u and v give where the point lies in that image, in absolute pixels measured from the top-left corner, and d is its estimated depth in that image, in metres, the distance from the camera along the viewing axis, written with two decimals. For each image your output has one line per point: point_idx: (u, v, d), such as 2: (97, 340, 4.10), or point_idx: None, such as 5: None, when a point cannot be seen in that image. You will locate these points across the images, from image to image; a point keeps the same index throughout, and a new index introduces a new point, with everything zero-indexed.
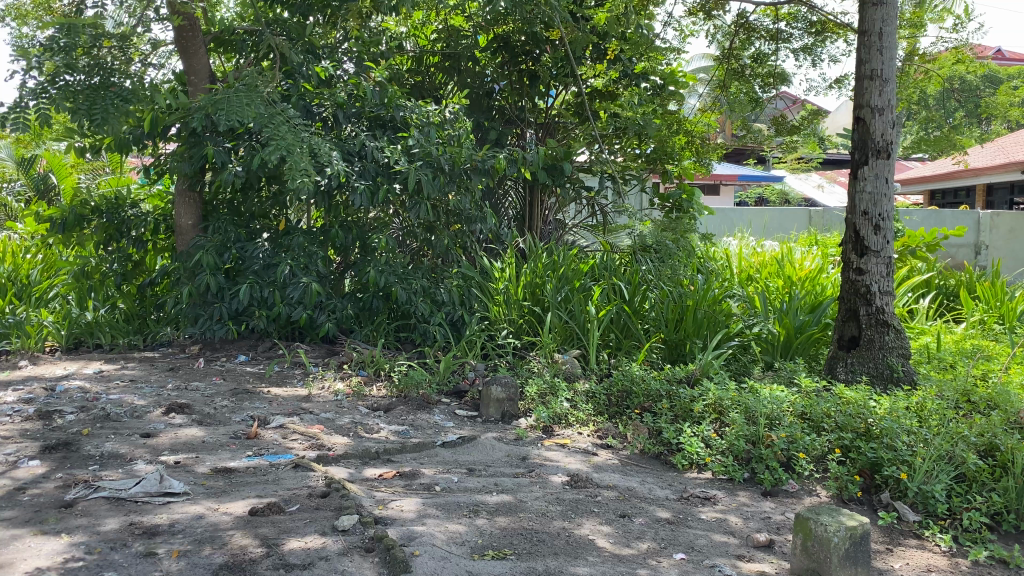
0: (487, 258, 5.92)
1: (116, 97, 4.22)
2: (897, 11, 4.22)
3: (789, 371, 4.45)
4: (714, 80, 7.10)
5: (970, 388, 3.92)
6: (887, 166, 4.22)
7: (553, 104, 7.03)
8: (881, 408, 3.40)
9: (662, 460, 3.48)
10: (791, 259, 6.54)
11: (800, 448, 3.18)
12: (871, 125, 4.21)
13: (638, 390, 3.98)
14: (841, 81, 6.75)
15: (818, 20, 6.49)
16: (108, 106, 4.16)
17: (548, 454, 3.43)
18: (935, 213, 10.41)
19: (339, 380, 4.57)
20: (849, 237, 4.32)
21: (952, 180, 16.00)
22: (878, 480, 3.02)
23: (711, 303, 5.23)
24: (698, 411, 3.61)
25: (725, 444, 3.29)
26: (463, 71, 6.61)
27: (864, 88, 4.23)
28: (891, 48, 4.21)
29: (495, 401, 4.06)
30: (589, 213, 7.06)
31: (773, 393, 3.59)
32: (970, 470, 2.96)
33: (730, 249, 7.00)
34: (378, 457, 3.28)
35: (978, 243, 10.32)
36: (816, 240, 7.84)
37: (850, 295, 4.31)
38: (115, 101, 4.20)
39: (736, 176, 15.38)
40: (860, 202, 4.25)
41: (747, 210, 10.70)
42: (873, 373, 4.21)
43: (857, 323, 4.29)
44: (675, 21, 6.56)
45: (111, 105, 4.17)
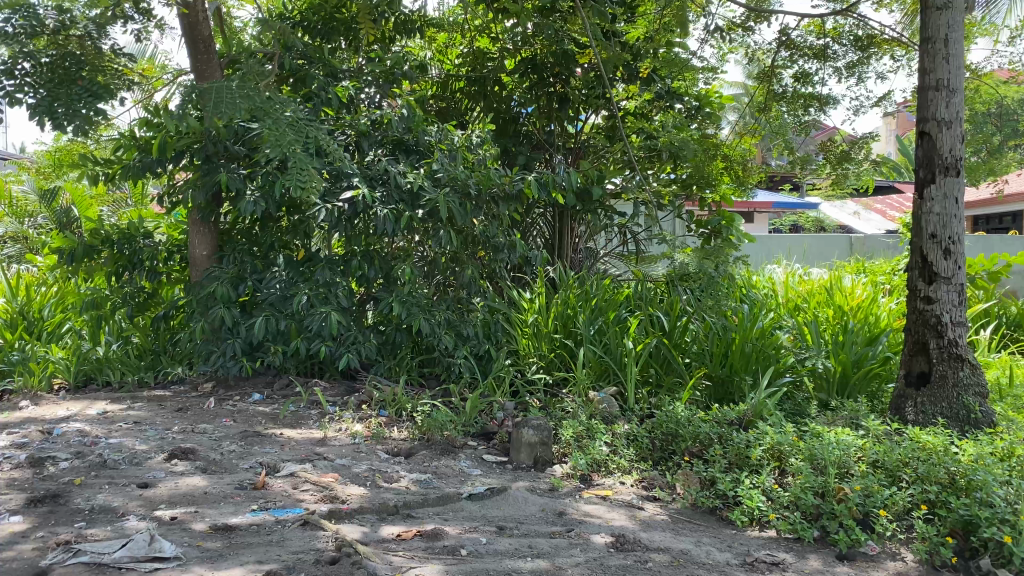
0: (516, 289, 5.57)
1: (84, 93, 3.63)
2: (963, 14, 3.87)
3: (851, 412, 4.04)
4: (753, 104, 6.75)
5: None
6: (956, 184, 3.84)
7: (582, 129, 6.72)
8: (965, 453, 2.98)
9: (717, 516, 3.08)
10: (840, 287, 6.15)
11: (879, 504, 2.78)
12: (937, 140, 3.84)
13: (684, 433, 3.59)
14: (890, 98, 6.36)
15: (865, 35, 6.10)
16: (75, 108, 3.57)
17: (588, 509, 3.05)
18: (985, 238, 9.92)
19: (357, 421, 4.23)
20: (915, 262, 3.93)
21: (997, 203, 15.40)
22: (975, 543, 2.62)
23: (759, 335, 4.84)
24: (756, 459, 3.22)
25: (789, 498, 2.90)
26: (489, 96, 6.31)
27: (928, 100, 3.88)
28: (958, 56, 3.85)
29: (526, 445, 3.69)
30: (621, 242, 6.70)
31: (839, 437, 3.19)
32: None
33: (774, 277, 6.61)
34: (397, 513, 2.92)
35: None
36: (863, 268, 7.41)
37: (918, 326, 3.91)
38: (84, 101, 3.62)
39: (772, 203, 14.97)
40: (927, 223, 3.87)
41: (786, 238, 10.29)
42: (948, 415, 3.79)
43: (926, 357, 3.88)
44: (713, 37, 6.23)
45: (80, 108, 3.59)
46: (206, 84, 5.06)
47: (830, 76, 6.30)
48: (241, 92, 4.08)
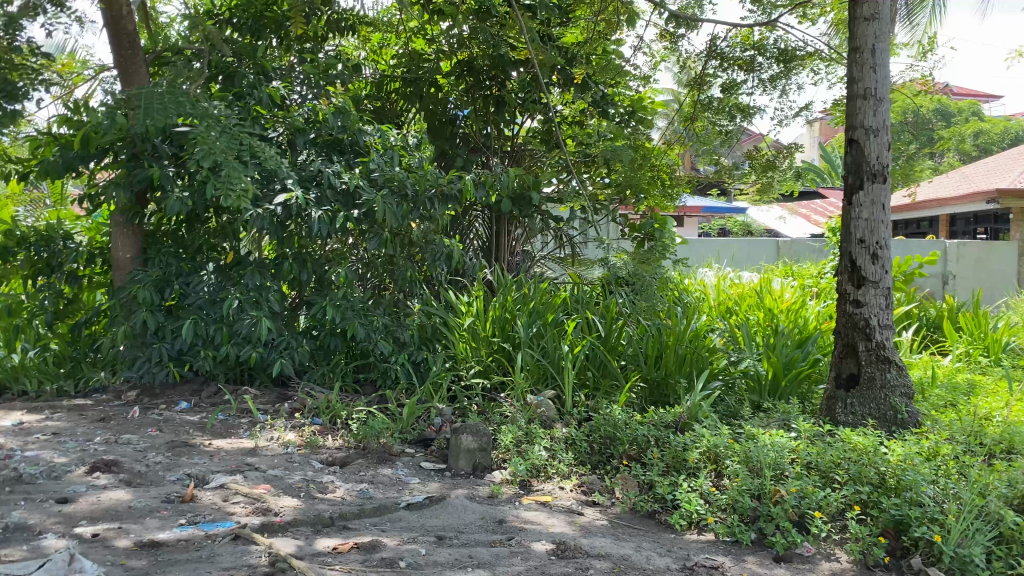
0: (452, 292, 5.51)
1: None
2: (888, 28, 3.98)
3: (783, 413, 4.12)
4: (681, 113, 6.86)
5: (980, 430, 3.62)
6: (883, 191, 3.94)
7: (518, 132, 6.70)
8: (894, 454, 3.06)
9: (656, 519, 3.08)
10: (770, 290, 6.28)
11: (814, 506, 2.83)
12: (865, 148, 3.94)
13: (622, 436, 3.60)
14: (811, 109, 6.53)
15: (789, 48, 6.24)
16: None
17: (528, 516, 3.02)
18: (903, 243, 10.26)
19: (290, 430, 4.12)
20: (844, 267, 4.02)
21: (914, 208, 16.00)
22: (905, 542, 2.68)
23: (693, 337, 4.89)
24: (694, 462, 3.24)
25: (727, 500, 2.92)
26: (426, 97, 6.21)
27: (856, 108, 3.97)
28: (884, 66, 3.95)
29: (465, 452, 3.65)
30: (557, 245, 6.69)
31: (773, 438, 3.23)
32: (1008, 529, 2.64)
33: (706, 281, 6.70)
34: (332, 525, 2.84)
35: (945, 273, 10.23)
36: (791, 271, 7.59)
37: (847, 329, 4.01)
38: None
39: (703, 208, 15.19)
40: (856, 229, 3.96)
41: (716, 241, 10.46)
42: (876, 416, 3.89)
43: (855, 359, 3.98)
44: (645, 45, 6.30)
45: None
46: (132, 83, 4.87)
47: (755, 88, 6.43)
48: (173, 95, 4.01)
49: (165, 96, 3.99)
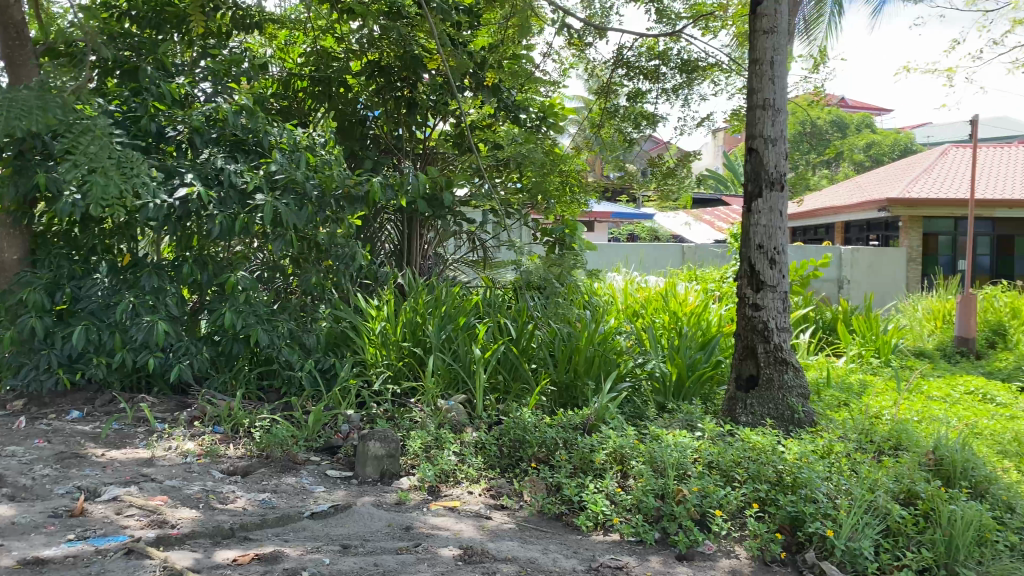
0: (362, 297, 5.41)
1: None
2: (786, 41, 4.14)
3: (687, 414, 4.22)
4: (588, 120, 6.98)
5: (871, 428, 3.79)
6: (781, 198, 4.09)
7: (430, 135, 6.66)
8: (790, 452, 3.18)
9: (563, 521, 3.11)
10: (675, 294, 6.43)
11: (715, 504, 2.90)
12: (764, 156, 4.08)
13: (531, 439, 3.62)
14: (711, 119, 6.72)
15: (691, 59, 6.42)
16: None
17: (435, 521, 3.00)
18: (802, 249, 10.61)
19: (189, 439, 3.97)
20: (744, 271, 4.15)
21: (812, 215, 16.68)
22: (800, 537, 2.78)
23: (602, 340, 4.95)
24: (601, 462, 3.29)
25: (632, 500, 2.97)
26: (335, 97, 6.08)
27: (755, 118, 4.11)
28: (782, 78, 4.10)
29: (372, 459, 3.59)
30: (469, 249, 6.69)
31: (677, 439, 3.31)
32: (895, 522, 2.77)
33: (615, 285, 6.81)
34: (233, 536, 2.75)
35: (841, 277, 10.66)
36: (696, 276, 7.79)
37: (747, 331, 4.13)
38: None
39: (612, 213, 15.42)
40: (755, 234, 4.09)
41: (625, 246, 10.63)
42: (775, 415, 4.02)
43: (755, 361, 4.11)
44: (554, 52, 6.36)
45: None
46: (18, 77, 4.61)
47: (659, 97, 6.58)
48: (46, 93, 3.83)
49: (37, 92, 3.81)
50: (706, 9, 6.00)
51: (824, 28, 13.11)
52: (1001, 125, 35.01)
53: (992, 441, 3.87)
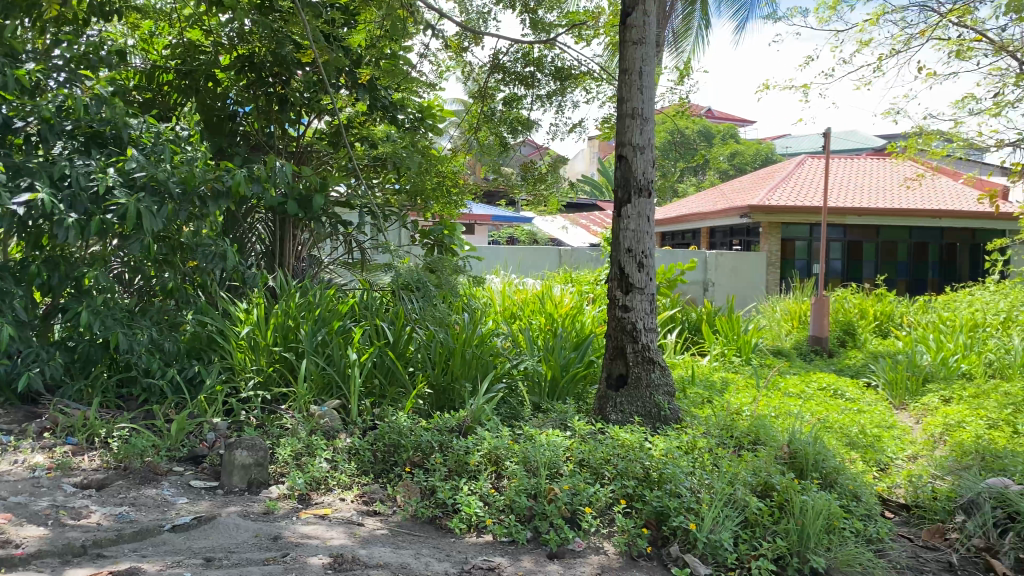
0: (231, 299, 5.21)
1: None
2: (654, 52, 4.28)
3: (560, 414, 4.29)
4: (465, 123, 7.01)
5: (732, 423, 3.97)
6: (649, 204, 4.22)
7: (303, 133, 6.49)
8: (657, 449, 3.29)
9: (436, 525, 3.10)
10: (551, 296, 6.54)
11: (585, 502, 2.96)
12: (632, 163, 4.20)
13: (405, 443, 3.59)
14: (584, 126, 6.88)
15: (564, 66, 6.54)
16: None
17: (305, 530, 2.93)
18: (670, 253, 11.01)
19: (38, 452, 3.72)
20: (614, 274, 4.27)
21: (681, 220, 17.30)
22: (665, 531, 2.88)
23: (479, 342, 4.96)
24: (475, 465, 3.30)
25: (505, 501, 3.00)
26: (202, 91, 5.82)
27: (625, 126, 4.23)
28: (650, 88, 4.24)
29: (239, 467, 3.47)
30: (344, 250, 6.58)
31: (550, 439, 3.37)
32: (752, 514, 2.90)
33: (492, 287, 6.85)
34: (85, 554, 2.60)
35: (706, 281, 11.13)
36: (570, 278, 7.95)
37: (617, 332, 4.25)
38: None
39: (491, 216, 15.51)
40: (625, 239, 4.21)
41: (503, 249, 10.71)
42: (643, 413, 4.15)
43: (624, 361, 4.23)
44: (431, 54, 6.34)
45: None
46: None
47: (534, 103, 6.69)
48: None
49: None
50: (580, 18, 6.14)
51: (692, 42, 13.66)
52: (851, 138, 37.50)
53: (840, 433, 4.13)
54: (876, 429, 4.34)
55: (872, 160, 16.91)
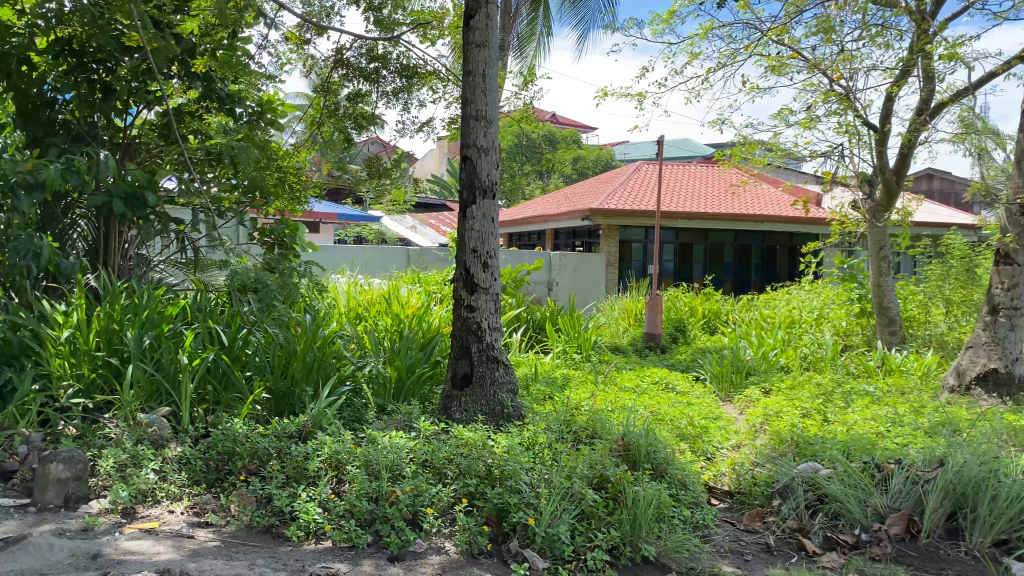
0: (47, 301, 4.83)
1: None
2: (497, 57, 4.33)
3: (404, 415, 4.26)
4: (308, 117, 6.83)
5: (572, 419, 4.08)
6: (493, 205, 4.28)
7: (132, 123, 6.10)
8: (498, 447, 3.34)
9: (273, 533, 3.00)
10: (397, 296, 6.49)
11: (426, 503, 2.96)
12: (477, 165, 4.23)
13: (241, 450, 3.45)
14: (430, 125, 6.87)
15: (410, 64, 6.51)
16: None
17: (129, 546, 2.76)
18: (516, 254, 11.18)
19: None
20: (459, 274, 4.28)
21: (527, 221, 17.62)
22: (505, 528, 2.92)
23: (321, 345, 4.85)
24: (314, 470, 3.21)
25: (344, 506, 2.94)
26: (14, 75, 5.34)
27: (469, 128, 4.25)
28: (494, 91, 4.29)
29: (55, 482, 3.22)
30: (177, 249, 6.25)
31: (392, 441, 3.34)
32: (589, 506, 2.99)
33: (337, 287, 6.72)
34: None
35: (550, 280, 11.38)
36: (418, 278, 7.92)
37: (462, 332, 4.27)
38: None
39: (337, 215, 15.18)
40: (469, 239, 4.23)
41: (348, 248, 10.50)
42: (486, 412, 4.18)
43: (469, 360, 4.25)
44: (271, 45, 6.12)
45: None
46: None
47: (379, 100, 6.61)
48: None
49: None
50: (424, 17, 6.13)
51: (536, 46, 13.90)
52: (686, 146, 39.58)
53: (671, 425, 4.35)
54: (703, 420, 4.60)
55: (703, 167, 17.91)
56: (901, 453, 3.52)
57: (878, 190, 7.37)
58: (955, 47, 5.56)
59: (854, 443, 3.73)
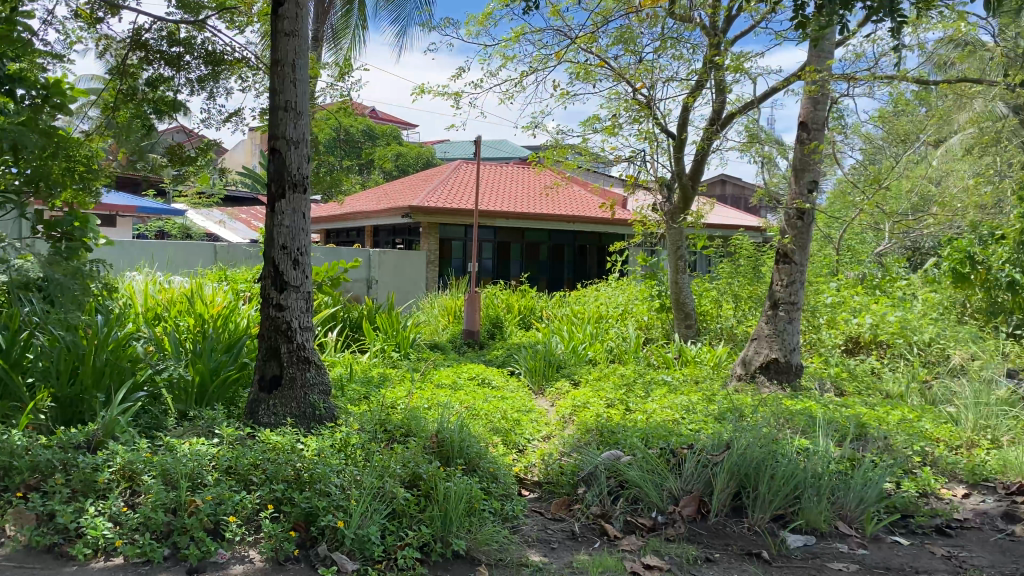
0: None
1: None
2: (307, 47, 4.21)
3: (207, 420, 4.05)
4: (102, 101, 6.34)
5: (385, 417, 4.05)
6: (303, 200, 4.16)
7: None
8: (308, 450, 3.25)
9: (55, 553, 2.75)
10: (202, 295, 6.17)
11: (229, 511, 2.82)
12: (286, 158, 4.10)
13: (18, 464, 3.14)
14: (239, 115, 6.57)
15: (216, 51, 6.20)
16: None
17: None
18: (333, 251, 10.94)
19: None
20: (268, 272, 4.13)
21: (344, 217, 17.31)
22: (313, 532, 2.85)
23: (114, 347, 4.52)
24: (104, 482, 2.99)
25: (138, 519, 2.75)
26: None
27: (278, 119, 4.11)
28: (303, 82, 4.17)
29: None
30: None
31: (193, 448, 3.17)
32: (400, 505, 2.98)
33: (135, 285, 6.29)
34: None
35: (369, 278, 11.24)
36: (226, 275, 7.57)
37: (271, 333, 4.12)
38: None
39: (137, 207, 14.20)
40: (278, 235, 4.09)
41: (149, 244, 9.85)
42: (296, 414, 4.07)
43: (278, 361, 4.11)
44: (57, 22, 5.62)
45: None
46: None
47: (183, 86, 6.24)
48: None
49: None
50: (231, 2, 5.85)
51: (351, 39, 13.69)
52: (502, 147, 40.43)
53: (484, 420, 4.42)
54: (516, 414, 4.71)
55: (519, 168, 18.32)
56: (694, 439, 3.78)
57: (676, 194, 7.74)
58: (741, 62, 6.02)
59: (653, 431, 3.95)
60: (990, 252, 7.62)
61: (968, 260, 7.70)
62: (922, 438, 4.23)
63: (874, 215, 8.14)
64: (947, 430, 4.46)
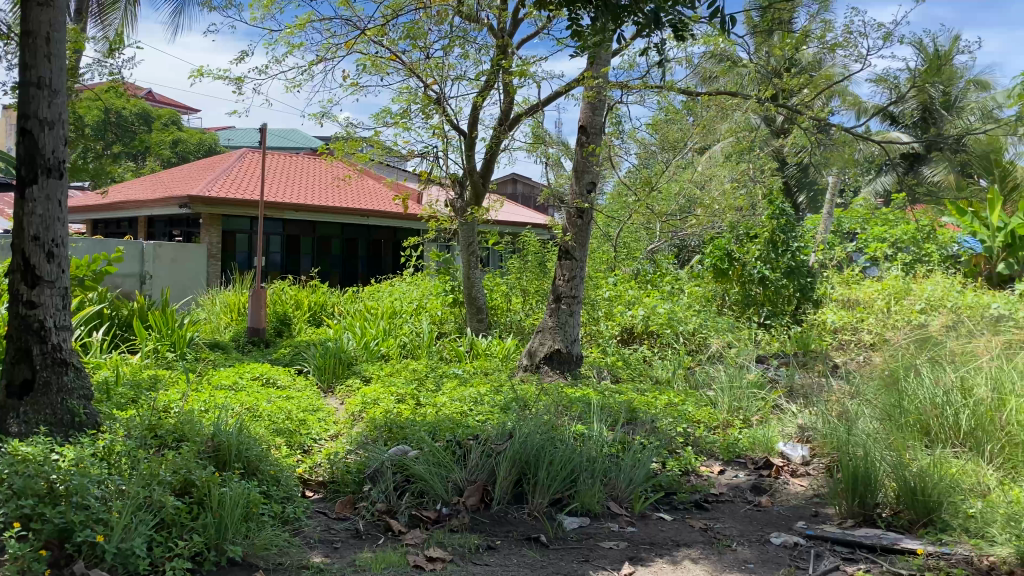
0: None
1: None
2: (63, 19, 3.83)
3: None
4: None
5: (156, 421, 3.78)
6: (59, 187, 3.79)
7: None
8: (65, 460, 2.97)
9: None
10: None
11: None
12: (38, 140, 3.71)
13: None
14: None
15: None
16: None
17: None
18: (100, 243, 10.08)
19: None
20: (16, 265, 3.72)
21: (115, 207, 15.99)
22: (68, 550, 2.60)
23: None
24: None
25: None
26: None
27: (28, 97, 3.71)
28: (60, 57, 3.79)
29: None
30: None
31: None
32: (170, 514, 2.79)
33: None
34: None
35: (142, 273, 10.40)
36: None
37: (20, 333, 3.72)
38: None
39: None
40: (29, 225, 3.70)
41: None
42: (51, 422, 3.70)
43: (29, 365, 3.72)
44: None
45: None
46: None
47: None
48: None
49: None
50: None
51: (122, 15, 12.68)
52: (291, 137, 39.20)
53: (267, 422, 4.24)
54: (302, 413, 4.57)
55: (309, 160, 17.80)
56: (479, 430, 3.86)
57: (467, 190, 7.59)
58: (526, 66, 6.21)
59: (439, 424, 3.99)
60: (744, 250, 8.41)
61: (727, 256, 8.42)
62: (685, 420, 4.60)
63: (646, 215, 8.71)
64: (707, 413, 4.88)
